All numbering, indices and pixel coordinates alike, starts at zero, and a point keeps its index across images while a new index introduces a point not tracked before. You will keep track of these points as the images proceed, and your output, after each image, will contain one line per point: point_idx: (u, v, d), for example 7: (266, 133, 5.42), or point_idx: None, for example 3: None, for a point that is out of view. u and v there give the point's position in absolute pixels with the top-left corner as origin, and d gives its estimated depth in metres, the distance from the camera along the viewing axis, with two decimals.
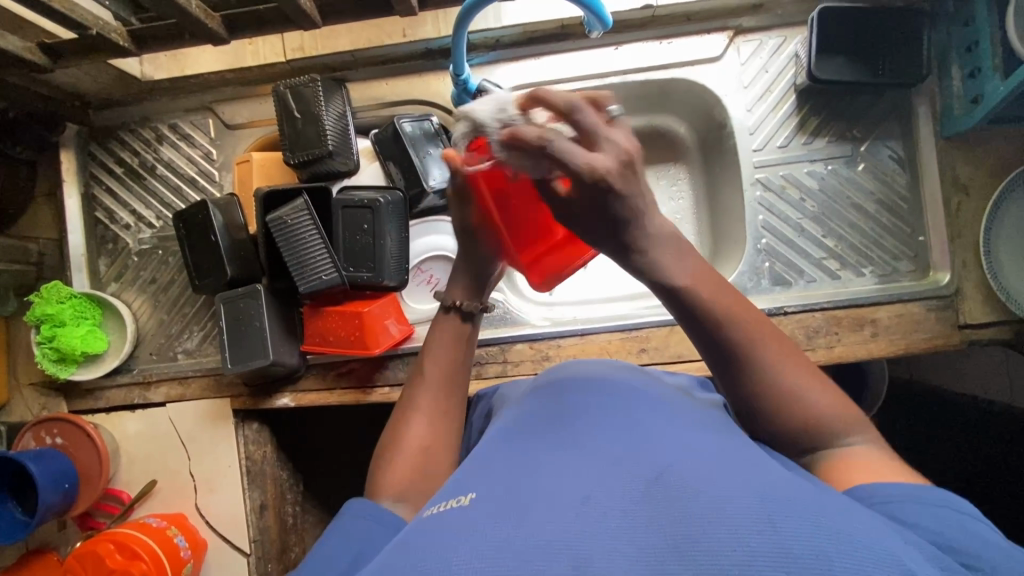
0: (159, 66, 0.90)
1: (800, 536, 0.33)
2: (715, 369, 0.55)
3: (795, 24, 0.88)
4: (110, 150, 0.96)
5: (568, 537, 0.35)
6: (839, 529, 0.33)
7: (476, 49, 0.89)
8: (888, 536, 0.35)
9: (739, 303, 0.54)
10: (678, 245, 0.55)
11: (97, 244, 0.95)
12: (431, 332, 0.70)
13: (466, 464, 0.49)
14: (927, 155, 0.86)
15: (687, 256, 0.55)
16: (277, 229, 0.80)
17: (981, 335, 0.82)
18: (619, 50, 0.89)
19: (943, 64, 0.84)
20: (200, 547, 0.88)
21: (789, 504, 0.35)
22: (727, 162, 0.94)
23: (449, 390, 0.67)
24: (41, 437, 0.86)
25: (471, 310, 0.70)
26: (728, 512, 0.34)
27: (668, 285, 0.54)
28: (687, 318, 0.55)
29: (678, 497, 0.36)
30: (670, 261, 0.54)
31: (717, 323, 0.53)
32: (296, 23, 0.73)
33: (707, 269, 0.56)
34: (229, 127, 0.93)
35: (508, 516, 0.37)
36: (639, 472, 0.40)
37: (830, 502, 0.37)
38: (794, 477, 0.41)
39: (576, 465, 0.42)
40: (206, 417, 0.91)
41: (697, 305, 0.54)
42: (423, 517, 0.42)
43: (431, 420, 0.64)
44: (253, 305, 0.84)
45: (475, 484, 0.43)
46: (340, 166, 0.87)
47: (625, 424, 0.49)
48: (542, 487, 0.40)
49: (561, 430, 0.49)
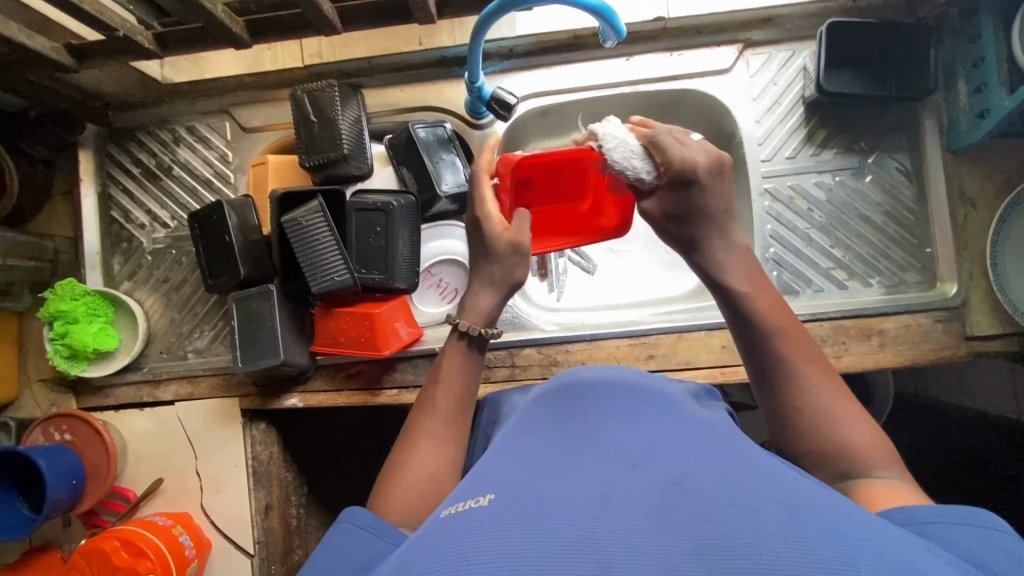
0: (181, 69, 0.92)
1: (822, 541, 0.33)
2: (758, 378, 0.58)
3: (804, 38, 0.90)
4: (128, 151, 0.97)
5: (591, 538, 0.35)
6: (862, 537, 0.34)
7: (491, 58, 0.91)
8: (906, 542, 0.35)
9: (789, 321, 0.59)
10: (744, 253, 0.64)
11: (111, 243, 0.97)
12: (442, 360, 0.70)
13: (480, 466, 0.49)
14: (934, 168, 0.87)
15: (750, 270, 0.63)
16: (291, 229, 0.80)
17: (990, 348, 0.82)
18: (630, 60, 0.90)
19: (950, 79, 0.85)
20: (204, 546, 0.88)
21: (809, 512, 0.35)
22: (735, 173, 0.95)
23: (455, 422, 0.66)
24: (50, 432, 0.87)
25: (480, 335, 0.71)
26: (749, 517, 0.35)
27: (726, 286, 0.62)
28: (739, 324, 0.60)
29: (699, 502, 0.37)
30: (734, 271, 0.62)
31: (769, 332, 0.58)
32: (317, 29, 0.74)
33: (768, 286, 0.61)
34: (246, 129, 0.95)
35: (529, 517, 0.37)
36: (657, 476, 0.41)
37: (848, 508, 0.38)
38: (810, 483, 0.41)
39: (593, 468, 0.43)
40: (214, 417, 0.91)
41: (751, 314, 0.60)
42: (441, 516, 0.42)
43: (438, 449, 0.63)
44: (265, 305, 0.84)
45: (492, 484, 0.43)
46: (355, 169, 0.88)
47: (637, 427, 0.49)
48: (562, 488, 0.40)
49: (574, 433, 0.50)
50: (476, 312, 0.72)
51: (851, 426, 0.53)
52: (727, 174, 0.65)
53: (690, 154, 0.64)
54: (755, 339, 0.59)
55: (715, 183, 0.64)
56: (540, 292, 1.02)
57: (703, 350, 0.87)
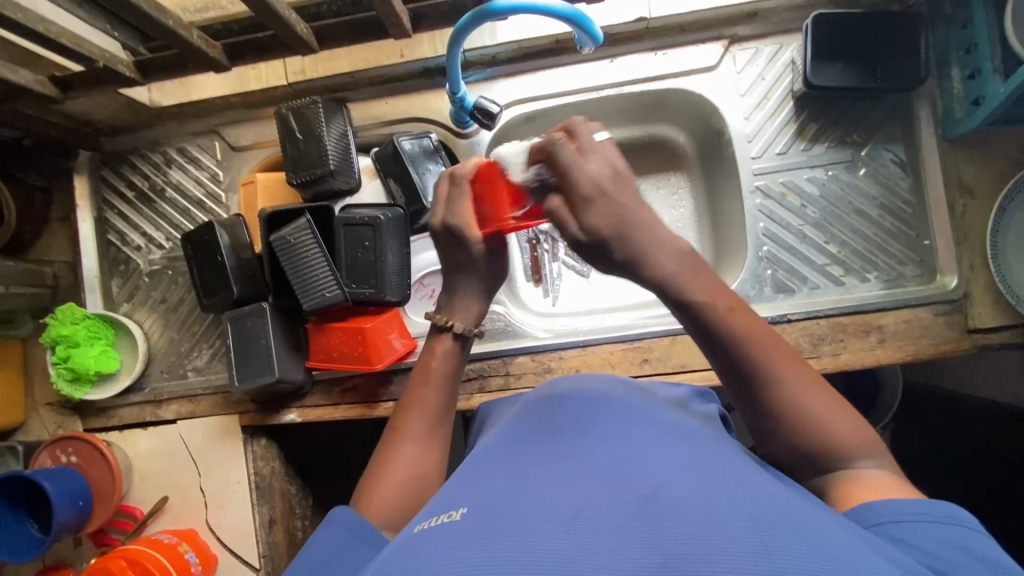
0: (167, 92, 0.93)
1: (790, 556, 0.33)
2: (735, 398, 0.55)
3: (791, 31, 0.88)
4: (121, 174, 0.99)
5: (562, 552, 0.34)
6: (833, 556, 0.33)
7: (473, 66, 0.90)
8: (875, 561, 0.34)
9: (756, 329, 0.54)
10: (689, 260, 0.55)
11: (109, 266, 0.98)
12: (429, 356, 0.68)
13: (460, 477, 0.49)
14: (930, 159, 0.84)
15: (708, 278, 0.55)
16: (281, 248, 0.81)
17: (992, 340, 0.80)
18: (614, 62, 0.89)
19: (943, 66, 0.83)
20: (210, 562, 0.90)
21: (782, 528, 0.35)
22: (726, 170, 0.94)
23: (441, 422, 0.65)
24: (56, 455, 0.88)
25: (468, 336, 0.67)
26: (722, 531, 0.34)
27: (679, 298, 0.54)
28: (701, 335, 0.54)
29: (669, 515, 0.36)
30: (693, 280, 0.54)
31: (734, 345, 0.53)
32: (294, 49, 0.74)
33: (727, 293, 0.55)
34: (235, 149, 0.96)
35: (498, 533, 0.36)
36: (631, 490, 0.40)
37: (818, 522, 0.37)
38: (781, 495, 0.40)
39: (569, 480, 0.42)
40: (215, 434, 0.92)
41: (711, 325, 0.53)
42: (414, 531, 0.41)
43: (425, 448, 0.63)
44: (259, 323, 0.85)
45: (467, 498, 0.42)
46: (341, 185, 0.88)
47: (619, 437, 0.48)
48: (536, 501, 0.39)
49: (553, 445, 0.49)
50: (468, 313, 0.67)
51: (835, 418, 0.51)
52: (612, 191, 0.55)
53: (589, 167, 0.55)
54: (723, 350, 0.53)
55: (610, 215, 0.54)
56: (535, 298, 1.02)
57: (698, 352, 0.86)
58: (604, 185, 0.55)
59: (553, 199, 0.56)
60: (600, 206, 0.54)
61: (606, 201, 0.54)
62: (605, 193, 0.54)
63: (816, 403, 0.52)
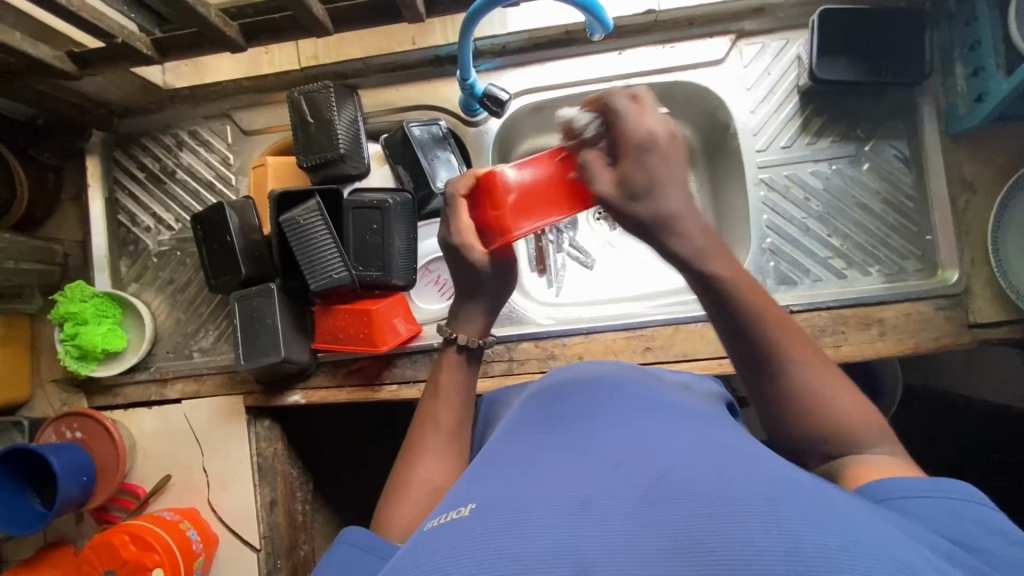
0: (180, 75, 0.96)
1: (800, 535, 0.32)
2: (747, 369, 0.56)
3: (798, 27, 0.89)
4: (133, 156, 1.00)
5: (570, 543, 0.34)
6: (843, 532, 0.33)
7: (483, 56, 0.92)
8: (892, 538, 0.34)
9: (785, 317, 0.55)
10: (715, 240, 0.55)
11: (118, 246, 0.99)
12: (438, 373, 0.70)
13: (471, 469, 0.49)
14: (933, 155, 0.86)
15: (729, 256, 0.55)
16: (290, 229, 0.82)
17: (993, 334, 0.81)
18: (622, 54, 0.90)
19: (946, 64, 0.85)
20: (211, 541, 0.90)
21: (791, 506, 0.35)
22: (731, 164, 0.95)
23: (455, 437, 0.66)
24: (61, 431, 0.89)
25: (475, 347, 0.70)
26: (730, 512, 0.34)
27: (706, 276, 0.54)
28: (719, 316, 0.55)
29: (675, 502, 0.36)
30: (719, 259, 0.54)
31: (753, 319, 0.54)
32: (309, 30, 0.76)
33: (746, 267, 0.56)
34: (246, 132, 0.97)
35: (506, 526, 0.37)
36: (639, 477, 0.40)
37: (830, 498, 0.37)
38: (792, 473, 0.40)
39: (577, 470, 0.42)
40: (219, 414, 0.93)
41: (737, 302, 0.54)
42: (425, 528, 0.41)
43: (442, 464, 0.64)
44: (266, 303, 0.86)
45: (475, 493, 0.42)
46: (351, 169, 0.89)
47: (624, 426, 0.48)
48: (543, 491, 0.40)
49: (560, 436, 0.49)
50: (471, 325, 0.70)
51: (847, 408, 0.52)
52: (660, 147, 0.54)
53: (649, 124, 0.55)
54: (739, 330, 0.54)
55: (654, 169, 0.54)
56: (540, 288, 1.03)
57: (700, 342, 0.87)
58: (656, 138, 0.54)
59: (589, 154, 0.57)
60: (649, 157, 0.54)
61: (658, 155, 0.54)
62: (659, 146, 0.54)
63: (823, 383, 0.53)
